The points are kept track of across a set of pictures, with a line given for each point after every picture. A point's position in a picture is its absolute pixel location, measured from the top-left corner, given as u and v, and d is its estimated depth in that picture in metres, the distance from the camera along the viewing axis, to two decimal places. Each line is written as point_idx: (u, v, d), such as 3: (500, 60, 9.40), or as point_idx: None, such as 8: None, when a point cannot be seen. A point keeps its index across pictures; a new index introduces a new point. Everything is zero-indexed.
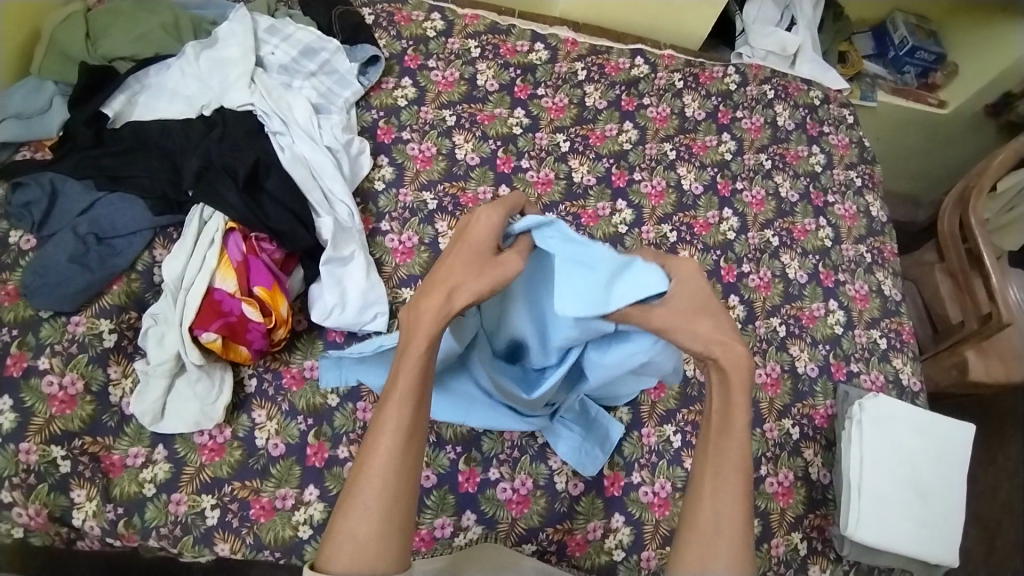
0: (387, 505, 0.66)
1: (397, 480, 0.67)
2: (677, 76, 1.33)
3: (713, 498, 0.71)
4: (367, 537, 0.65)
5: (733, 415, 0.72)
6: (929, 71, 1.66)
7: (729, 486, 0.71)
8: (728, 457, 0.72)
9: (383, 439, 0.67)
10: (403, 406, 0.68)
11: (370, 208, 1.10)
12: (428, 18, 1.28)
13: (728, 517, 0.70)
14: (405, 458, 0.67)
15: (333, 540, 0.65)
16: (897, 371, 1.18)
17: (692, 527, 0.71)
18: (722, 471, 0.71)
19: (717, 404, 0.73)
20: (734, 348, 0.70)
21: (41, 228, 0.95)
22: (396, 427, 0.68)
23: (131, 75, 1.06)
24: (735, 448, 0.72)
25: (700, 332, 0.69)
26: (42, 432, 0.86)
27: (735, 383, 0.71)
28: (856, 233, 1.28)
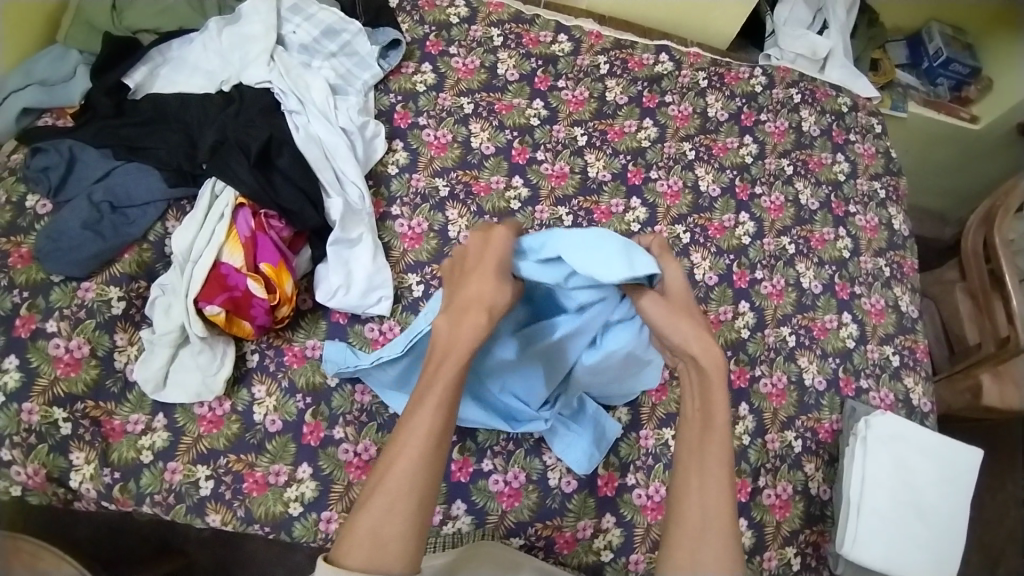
0: (410, 505, 0.69)
1: (421, 481, 0.70)
2: (701, 75, 1.31)
3: (698, 491, 0.76)
4: (387, 535, 0.67)
5: (713, 411, 0.79)
6: (963, 84, 1.61)
7: (710, 478, 0.76)
8: (711, 452, 0.77)
9: (412, 440, 0.71)
10: (433, 410, 0.72)
11: (382, 191, 1.10)
12: (452, 4, 1.28)
13: (715, 510, 0.74)
14: (431, 461, 0.71)
15: (352, 535, 0.68)
16: (908, 390, 1.15)
17: (682, 521, 0.75)
18: (706, 465, 0.77)
19: (698, 402, 0.81)
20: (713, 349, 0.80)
21: (58, 194, 0.97)
22: (426, 429, 0.71)
23: (154, 47, 1.07)
24: (716, 443, 0.78)
25: (683, 329, 0.79)
26: (46, 393, 0.87)
27: (713, 381, 0.80)
28: (876, 246, 1.25)
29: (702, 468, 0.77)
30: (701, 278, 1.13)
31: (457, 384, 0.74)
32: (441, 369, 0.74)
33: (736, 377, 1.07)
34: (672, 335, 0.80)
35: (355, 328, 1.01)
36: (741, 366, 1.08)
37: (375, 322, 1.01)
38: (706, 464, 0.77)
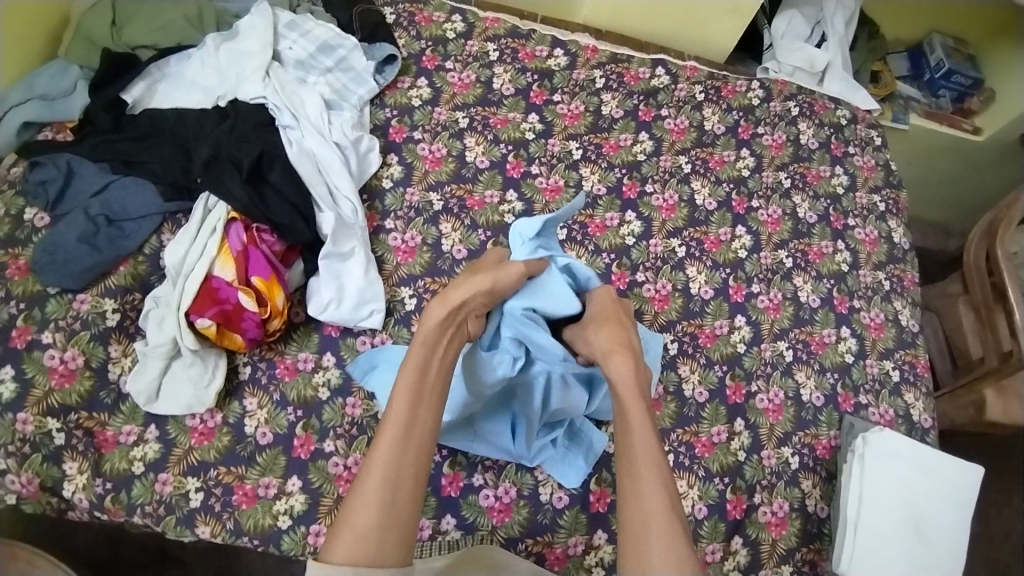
0: (387, 494, 0.71)
1: (397, 472, 0.73)
2: (698, 89, 1.31)
3: (641, 504, 0.76)
4: (366, 524, 0.69)
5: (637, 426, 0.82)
6: (965, 96, 1.60)
7: (648, 487, 0.77)
8: (646, 463, 0.79)
9: (385, 435, 0.75)
10: (400, 407, 0.77)
11: (376, 205, 1.11)
12: (449, 20, 1.29)
13: (658, 513, 0.76)
14: (405, 454, 0.74)
15: (336, 529, 0.69)
16: (909, 406, 1.13)
17: (626, 535, 0.76)
18: (643, 479, 0.78)
19: (620, 416, 0.84)
20: (626, 357, 0.88)
21: (56, 207, 0.98)
22: (396, 424, 0.75)
23: (153, 63, 1.09)
24: (646, 453, 0.80)
25: (598, 338, 0.91)
26: (40, 403, 0.88)
27: (627, 393, 0.85)
28: (875, 260, 1.23)
29: (636, 478, 0.78)
30: (696, 293, 1.13)
31: (424, 382, 0.79)
32: (406, 369, 0.79)
33: (731, 392, 1.06)
34: (595, 346, 0.91)
35: (347, 341, 1.01)
36: (736, 381, 1.07)
37: (367, 335, 1.02)
38: (640, 474, 0.78)
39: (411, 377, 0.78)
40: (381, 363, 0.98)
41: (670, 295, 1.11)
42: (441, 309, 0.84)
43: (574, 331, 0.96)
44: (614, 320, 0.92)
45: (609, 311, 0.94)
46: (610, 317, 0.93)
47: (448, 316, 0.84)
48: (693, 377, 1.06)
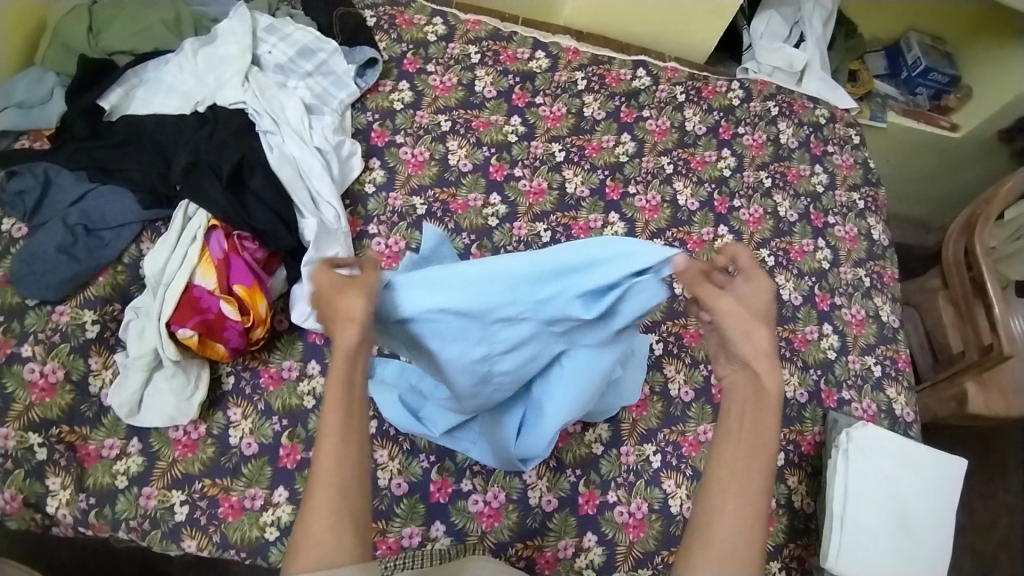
0: (335, 516, 0.60)
1: (343, 489, 0.61)
2: (679, 89, 1.31)
3: (732, 515, 0.64)
4: (320, 547, 0.59)
5: (764, 431, 0.67)
6: (942, 93, 1.63)
7: (746, 504, 0.64)
8: (756, 473, 0.65)
9: (322, 449, 0.61)
10: (333, 417, 0.62)
11: (358, 210, 1.10)
12: (430, 22, 1.28)
13: (751, 530, 0.63)
14: (348, 466, 0.62)
15: (290, 550, 0.61)
16: (891, 401, 1.14)
17: (705, 538, 0.64)
18: (745, 490, 0.65)
19: (748, 421, 0.68)
20: (773, 367, 0.68)
21: (33, 217, 0.96)
22: (332, 438, 0.61)
23: (130, 69, 1.07)
24: (759, 468, 0.65)
25: (757, 339, 0.68)
26: (21, 418, 0.86)
27: (768, 403, 0.67)
28: (855, 257, 1.25)
29: (742, 492, 0.64)
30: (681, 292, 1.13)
31: (354, 385, 0.63)
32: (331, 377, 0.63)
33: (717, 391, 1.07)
34: (740, 343, 0.68)
35: (331, 349, 1.00)
36: None
37: None
38: (747, 491, 0.65)
39: (340, 385, 0.62)
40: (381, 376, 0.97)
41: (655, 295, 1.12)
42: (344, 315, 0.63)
43: (728, 310, 0.68)
44: (761, 317, 0.69)
45: (757, 305, 0.70)
46: (757, 311, 0.70)
47: (358, 327, 0.63)
48: (679, 377, 1.07)
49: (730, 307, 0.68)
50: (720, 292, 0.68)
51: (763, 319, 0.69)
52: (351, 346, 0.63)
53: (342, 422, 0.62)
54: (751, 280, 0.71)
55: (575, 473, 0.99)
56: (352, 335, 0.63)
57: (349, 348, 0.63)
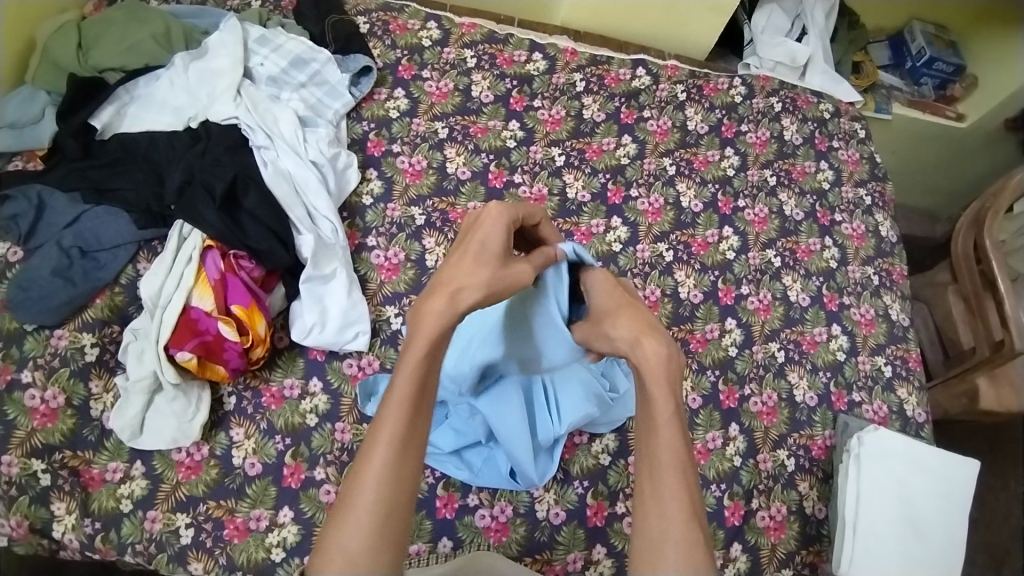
0: (382, 517, 0.59)
1: (394, 491, 0.60)
2: (679, 88, 1.29)
3: (655, 499, 0.62)
4: (359, 551, 0.58)
5: (660, 410, 0.65)
6: (947, 82, 1.60)
7: (670, 483, 0.62)
8: (666, 457, 0.64)
9: (378, 447, 0.61)
10: (398, 415, 0.62)
11: (356, 222, 1.08)
12: (424, 27, 1.26)
13: (677, 508, 0.62)
14: (403, 470, 0.61)
15: (324, 549, 0.58)
16: (902, 402, 1.13)
17: (640, 530, 0.62)
18: (660, 466, 0.63)
19: (643, 402, 0.67)
20: (650, 338, 0.68)
21: (29, 241, 0.94)
22: (391, 436, 0.61)
23: (120, 86, 1.05)
24: (669, 443, 0.64)
25: (616, 332, 0.71)
26: (23, 445, 0.85)
27: (656, 379, 0.66)
28: (863, 254, 1.23)
29: (657, 479, 0.63)
30: (686, 297, 1.11)
31: (427, 377, 0.64)
32: (403, 368, 0.63)
33: (725, 397, 1.05)
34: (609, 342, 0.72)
35: (333, 365, 0.99)
36: (730, 386, 1.06)
37: (353, 357, 1.00)
38: (661, 473, 0.63)
39: (412, 381, 0.63)
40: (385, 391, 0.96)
41: (660, 301, 1.10)
42: (443, 293, 0.65)
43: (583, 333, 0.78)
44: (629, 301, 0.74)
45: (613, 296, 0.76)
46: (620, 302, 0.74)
47: (447, 308, 0.64)
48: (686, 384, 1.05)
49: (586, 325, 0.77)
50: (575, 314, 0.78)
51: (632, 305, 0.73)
52: (432, 340, 0.64)
53: (405, 421, 0.62)
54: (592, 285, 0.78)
55: (583, 484, 0.97)
56: (437, 321, 0.64)
57: (432, 340, 0.64)
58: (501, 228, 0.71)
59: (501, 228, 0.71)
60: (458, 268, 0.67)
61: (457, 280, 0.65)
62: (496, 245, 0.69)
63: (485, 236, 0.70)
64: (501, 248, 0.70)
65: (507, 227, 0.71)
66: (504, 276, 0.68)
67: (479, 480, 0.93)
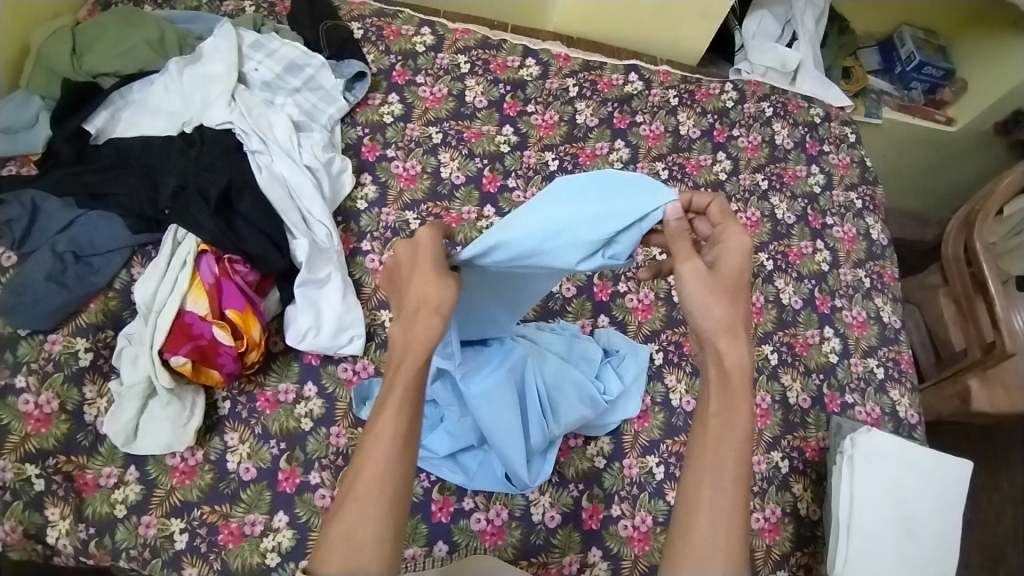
0: (385, 513, 0.59)
1: (397, 487, 0.60)
2: (672, 93, 1.30)
3: (710, 507, 0.61)
4: (362, 543, 0.58)
5: (734, 419, 0.64)
6: (937, 87, 1.62)
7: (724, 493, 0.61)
8: (727, 469, 0.62)
9: (380, 444, 0.60)
10: (401, 414, 0.61)
11: (351, 227, 1.09)
12: (418, 33, 1.27)
13: (730, 519, 0.61)
14: (404, 467, 0.61)
15: (325, 546, 0.58)
16: (894, 403, 1.13)
17: (687, 532, 0.61)
18: (719, 475, 0.62)
19: (716, 405, 0.65)
20: (738, 341, 0.65)
21: (22, 246, 0.94)
22: (395, 434, 0.61)
23: (115, 91, 1.05)
24: (731, 455, 0.63)
25: (714, 312, 0.65)
26: (17, 450, 0.84)
27: (737, 385, 0.65)
28: (855, 257, 1.24)
29: (716, 488, 0.61)
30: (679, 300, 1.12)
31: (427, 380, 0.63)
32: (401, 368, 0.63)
33: None
34: (700, 320, 0.66)
35: (328, 369, 0.99)
36: None
37: (348, 361, 1.00)
38: (720, 483, 0.61)
39: (412, 382, 0.62)
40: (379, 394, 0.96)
41: (654, 303, 1.12)
42: (427, 310, 0.64)
43: (693, 279, 0.66)
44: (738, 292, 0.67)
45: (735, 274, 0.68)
46: (737, 287, 0.67)
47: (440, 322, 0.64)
48: (680, 387, 1.06)
49: (699, 271, 0.66)
50: (689, 258, 0.67)
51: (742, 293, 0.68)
52: (428, 344, 0.63)
53: (406, 418, 0.62)
54: (727, 245, 0.69)
55: (578, 487, 0.98)
56: (428, 332, 0.63)
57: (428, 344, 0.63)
58: (439, 241, 0.69)
59: (438, 245, 0.68)
60: (423, 285, 0.66)
61: (432, 296, 0.65)
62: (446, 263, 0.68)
63: (430, 255, 0.67)
64: (443, 261, 0.69)
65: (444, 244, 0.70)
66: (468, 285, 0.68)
67: (474, 484, 0.94)
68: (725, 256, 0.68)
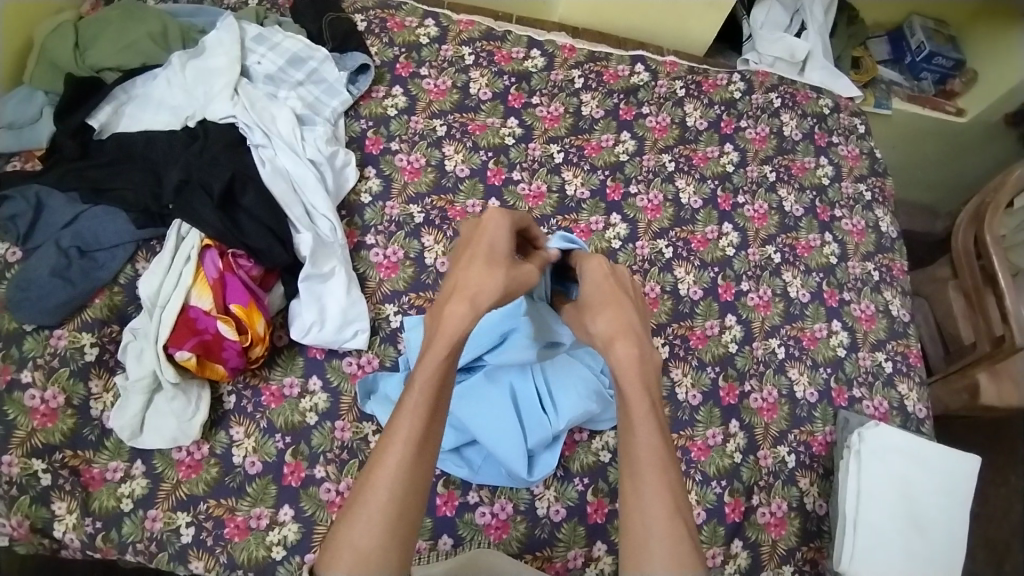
0: (392, 518, 0.61)
1: (407, 490, 0.63)
2: (678, 84, 1.29)
3: (638, 497, 0.68)
4: (371, 548, 0.60)
5: (639, 412, 0.72)
6: (947, 77, 1.60)
7: (648, 481, 0.69)
8: (645, 456, 0.70)
9: (394, 447, 0.64)
10: (416, 419, 0.65)
11: (355, 221, 1.08)
12: (422, 25, 1.26)
13: (659, 501, 0.68)
14: (417, 470, 0.64)
15: (335, 546, 0.60)
16: (902, 397, 1.12)
17: (626, 529, 0.68)
18: (641, 466, 0.70)
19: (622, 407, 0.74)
20: (625, 342, 0.76)
21: (27, 241, 0.94)
22: (409, 438, 0.64)
23: (118, 85, 1.04)
24: (648, 444, 0.71)
25: (595, 329, 0.79)
26: (23, 445, 0.85)
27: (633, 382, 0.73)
28: (863, 250, 1.23)
29: (638, 480, 0.69)
30: (685, 293, 1.11)
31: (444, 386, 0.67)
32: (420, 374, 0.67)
33: (725, 393, 1.05)
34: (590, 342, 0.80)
35: (332, 363, 0.99)
36: (729, 382, 1.06)
37: (353, 356, 1.00)
38: (642, 473, 0.69)
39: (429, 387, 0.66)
40: (383, 390, 0.95)
41: (660, 297, 1.10)
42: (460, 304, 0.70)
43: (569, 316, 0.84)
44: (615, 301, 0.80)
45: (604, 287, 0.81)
46: (606, 301, 0.80)
47: (467, 316, 0.69)
48: (686, 380, 1.05)
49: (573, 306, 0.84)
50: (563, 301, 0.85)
51: (614, 298, 0.80)
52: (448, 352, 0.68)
53: (422, 424, 0.65)
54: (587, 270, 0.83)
55: (583, 481, 0.97)
56: (454, 334, 0.69)
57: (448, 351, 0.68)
58: (506, 224, 0.76)
59: (507, 229, 0.76)
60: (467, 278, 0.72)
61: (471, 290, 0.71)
62: (504, 248, 0.75)
63: (490, 239, 0.75)
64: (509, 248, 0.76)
65: (511, 231, 0.77)
66: (513, 277, 0.74)
67: (478, 478, 0.93)
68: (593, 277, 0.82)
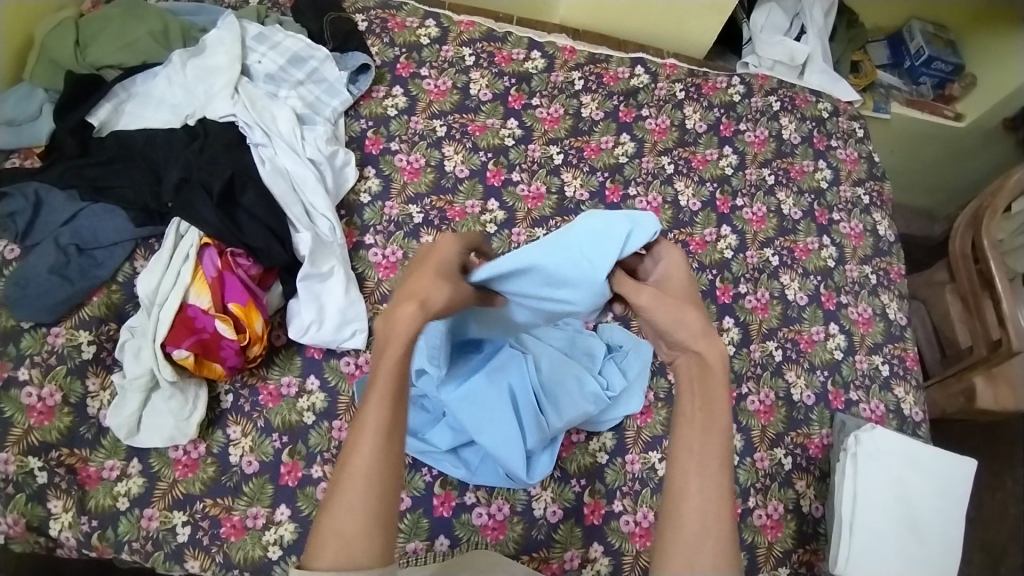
0: (371, 504, 0.59)
1: (383, 478, 0.60)
2: (678, 87, 1.29)
3: (698, 494, 0.62)
4: (352, 535, 0.57)
5: (712, 410, 0.65)
6: (945, 82, 1.60)
7: (710, 480, 0.63)
8: (710, 455, 0.64)
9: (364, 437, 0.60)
10: (384, 405, 0.61)
11: (354, 220, 1.08)
12: (422, 25, 1.26)
13: (716, 505, 0.62)
14: (389, 457, 0.61)
15: (319, 539, 0.58)
16: (899, 401, 1.13)
17: (676, 525, 0.62)
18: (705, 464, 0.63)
19: (697, 401, 0.66)
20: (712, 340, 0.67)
21: (26, 238, 0.94)
22: (379, 425, 0.61)
23: (118, 83, 1.04)
24: (715, 444, 0.64)
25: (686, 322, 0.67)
26: (20, 443, 0.85)
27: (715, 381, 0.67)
28: (861, 254, 1.23)
29: (700, 476, 0.63)
30: None
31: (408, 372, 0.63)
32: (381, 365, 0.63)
33: None
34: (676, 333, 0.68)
35: (330, 363, 0.99)
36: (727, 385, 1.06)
37: (350, 356, 1.00)
38: (705, 472, 0.63)
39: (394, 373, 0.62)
40: None
41: None
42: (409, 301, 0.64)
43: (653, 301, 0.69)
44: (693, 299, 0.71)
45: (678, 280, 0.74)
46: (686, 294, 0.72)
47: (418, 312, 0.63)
48: None
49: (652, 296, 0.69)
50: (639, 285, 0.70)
51: (691, 301, 0.70)
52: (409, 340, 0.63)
53: (389, 409, 0.62)
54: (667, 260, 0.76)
55: (580, 483, 0.97)
56: (408, 326, 0.63)
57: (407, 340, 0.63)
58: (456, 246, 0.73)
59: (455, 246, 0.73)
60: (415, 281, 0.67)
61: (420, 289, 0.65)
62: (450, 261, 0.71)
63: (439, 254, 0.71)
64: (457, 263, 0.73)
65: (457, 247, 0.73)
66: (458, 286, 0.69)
67: (476, 479, 0.93)
68: (670, 272, 0.75)
